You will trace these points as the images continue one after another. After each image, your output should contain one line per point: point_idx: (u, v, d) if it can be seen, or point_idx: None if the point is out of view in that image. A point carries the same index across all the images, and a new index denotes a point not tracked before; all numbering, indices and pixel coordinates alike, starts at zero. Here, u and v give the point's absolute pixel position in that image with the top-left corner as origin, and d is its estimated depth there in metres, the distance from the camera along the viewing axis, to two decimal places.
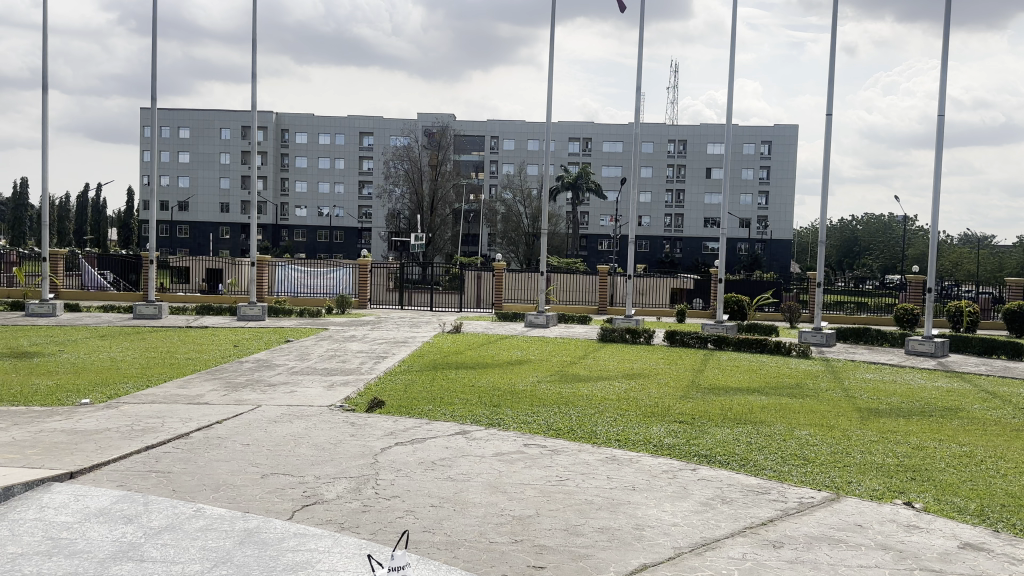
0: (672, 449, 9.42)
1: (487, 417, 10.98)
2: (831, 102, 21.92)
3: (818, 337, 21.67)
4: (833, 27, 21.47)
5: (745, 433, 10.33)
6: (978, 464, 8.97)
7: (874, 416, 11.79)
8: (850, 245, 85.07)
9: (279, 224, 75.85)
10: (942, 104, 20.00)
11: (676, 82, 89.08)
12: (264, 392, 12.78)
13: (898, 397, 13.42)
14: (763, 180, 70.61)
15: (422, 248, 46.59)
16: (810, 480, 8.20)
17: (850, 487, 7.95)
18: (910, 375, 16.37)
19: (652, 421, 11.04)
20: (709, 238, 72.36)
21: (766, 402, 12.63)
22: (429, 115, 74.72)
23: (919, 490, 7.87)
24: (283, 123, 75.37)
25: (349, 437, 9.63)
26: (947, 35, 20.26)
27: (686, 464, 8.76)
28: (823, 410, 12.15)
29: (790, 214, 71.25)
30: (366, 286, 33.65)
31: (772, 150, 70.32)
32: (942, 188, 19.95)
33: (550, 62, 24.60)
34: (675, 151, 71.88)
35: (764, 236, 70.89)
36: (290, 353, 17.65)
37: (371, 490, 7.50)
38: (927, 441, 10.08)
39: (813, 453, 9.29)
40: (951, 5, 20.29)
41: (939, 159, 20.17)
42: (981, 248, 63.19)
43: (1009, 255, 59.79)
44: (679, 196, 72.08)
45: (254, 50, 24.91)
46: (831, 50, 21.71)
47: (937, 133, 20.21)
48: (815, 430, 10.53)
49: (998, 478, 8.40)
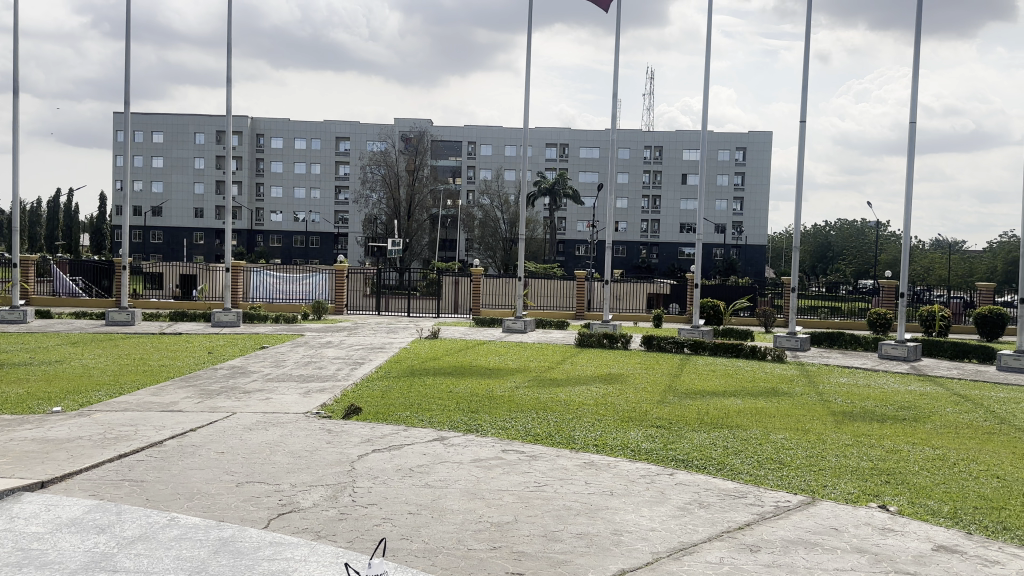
0: (650, 454, 9.45)
1: (465, 423, 10.96)
2: (805, 109, 22.17)
3: (793, 341, 21.90)
4: (807, 35, 21.79)
5: (722, 437, 10.41)
6: (951, 467, 9.10)
7: (847, 419, 11.93)
8: (823, 250, 86.14)
9: (254, 229, 75.54)
10: (914, 112, 20.40)
11: (652, 90, 89.94)
12: (238, 399, 12.64)
13: (872, 401, 13.60)
14: (737, 186, 71.39)
15: (400, 253, 46.37)
16: (786, 483, 8.28)
17: (826, 490, 8.04)
18: (884, 379, 16.56)
19: (630, 426, 11.09)
20: (685, 244, 72.91)
21: (742, 406, 12.73)
22: (406, 120, 74.39)
23: (894, 493, 7.97)
24: (258, 127, 74.90)
25: (326, 444, 9.56)
26: (918, 44, 20.65)
27: (664, 468, 8.80)
28: (798, 414, 12.27)
29: (765, 219, 71.99)
30: (342, 292, 33.40)
31: (746, 156, 71.26)
32: (913, 193, 20.32)
33: (527, 68, 24.71)
34: (651, 157, 72.46)
35: (739, 241, 71.49)
36: (266, 359, 17.49)
37: (348, 498, 7.45)
38: (901, 445, 10.21)
39: (789, 457, 9.39)
40: (920, 14, 20.70)
41: (911, 164, 20.54)
42: (951, 254, 64.26)
43: (979, 260, 60.84)
44: (655, 201, 72.63)
45: (232, 54, 24.69)
46: (805, 58, 21.97)
47: (909, 140, 20.58)
48: (791, 434, 10.63)
49: (971, 480, 8.52)
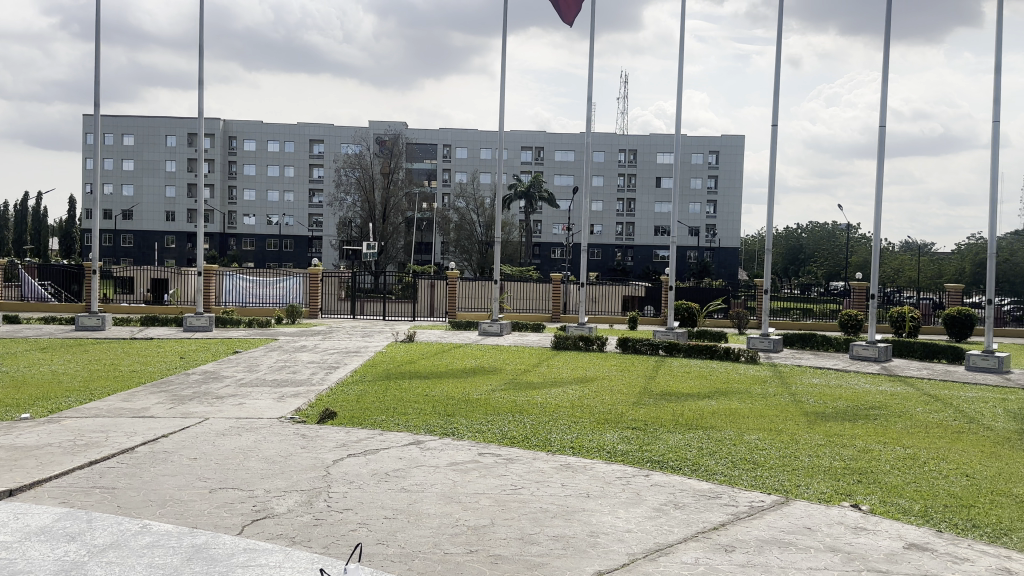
0: (626, 456, 9.49)
1: (441, 427, 10.93)
2: (777, 113, 22.43)
3: (766, 342, 22.14)
4: (779, 39, 22.07)
5: (696, 438, 10.49)
6: (922, 466, 9.25)
7: (820, 420, 12.09)
8: (794, 252, 87.21)
9: (226, 232, 74.81)
10: (884, 116, 20.73)
11: (627, 94, 90.48)
12: (212, 404, 12.49)
13: (843, 401, 13.79)
14: (711, 189, 72.06)
15: (374, 256, 46.15)
16: (760, 483, 8.37)
17: (799, 489, 8.14)
18: (855, 379, 16.81)
19: (606, 428, 11.13)
20: (660, 246, 73.36)
21: (716, 407, 12.83)
22: (380, 123, 73.84)
23: (865, 492, 8.09)
24: (231, 130, 74.18)
25: (301, 449, 9.48)
26: (887, 50, 21.00)
27: (639, 470, 8.85)
28: (771, 414, 12.40)
29: (737, 222, 72.78)
30: (316, 296, 33.14)
31: (719, 160, 71.96)
32: (883, 194, 20.64)
33: (502, 71, 24.72)
34: (625, 160, 72.88)
35: (713, 244, 72.08)
36: (240, 364, 17.29)
37: (323, 503, 7.39)
38: (873, 444, 10.37)
39: (763, 457, 9.49)
40: (889, 20, 21.05)
41: (881, 167, 20.86)
42: (920, 255, 65.30)
43: (947, 262, 61.92)
44: (630, 204, 73.04)
45: (205, 56, 24.41)
46: (776, 63, 22.26)
47: (879, 143, 20.91)
48: (765, 434, 10.75)
49: (941, 479, 8.67)
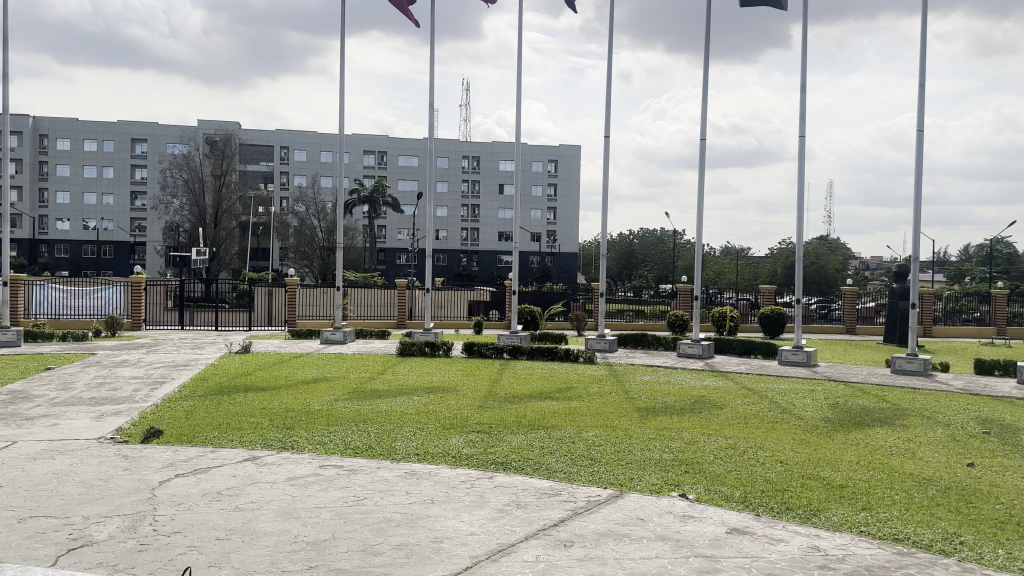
0: (471, 459, 9.59)
1: (280, 441, 10.50)
2: (609, 125, 23.51)
3: (603, 343, 23.12)
4: (611, 54, 23.15)
5: (538, 438, 10.77)
6: (741, 454, 10.04)
7: (651, 415, 12.81)
8: (628, 257, 91.84)
9: (35, 238, 68.11)
10: (704, 130, 22.29)
11: (469, 102, 91.48)
12: (18, 426, 11.28)
13: (671, 397, 14.71)
14: (551, 197, 74.43)
15: (206, 263, 43.61)
16: (597, 478, 8.74)
17: (633, 482, 8.57)
18: (682, 376, 17.95)
19: (450, 433, 11.16)
20: (503, 252, 74.78)
21: (557, 407, 13.23)
22: (211, 122, 69.75)
23: (692, 481, 8.66)
24: (39, 126, 67.63)
25: (123, 471, 8.78)
26: (706, 69, 22.59)
27: (483, 472, 8.97)
28: (607, 412, 12.97)
29: (576, 228, 75.60)
30: (141, 306, 30.80)
31: (558, 168, 74.45)
32: (705, 203, 22.12)
33: (342, 73, 24.17)
34: (468, 167, 73.62)
35: (553, 249, 74.42)
36: (52, 382, 15.74)
37: (149, 526, 6.88)
38: (697, 436, 11.13)
39: (600, 453, 9.91)
40: (706, 42, 22.67)
41: (702, 178, 22.39)
42: (739, 259, 70.91)
43: (761, 265, 67.65)
44: (473, 211, 73.90)
45: (7, 43, 22.03)
46: (608, 77, 23.35)
47: (701, 155, 22.45)
48: (602, 432, 11.23)
49: (758, 466, 9.46)
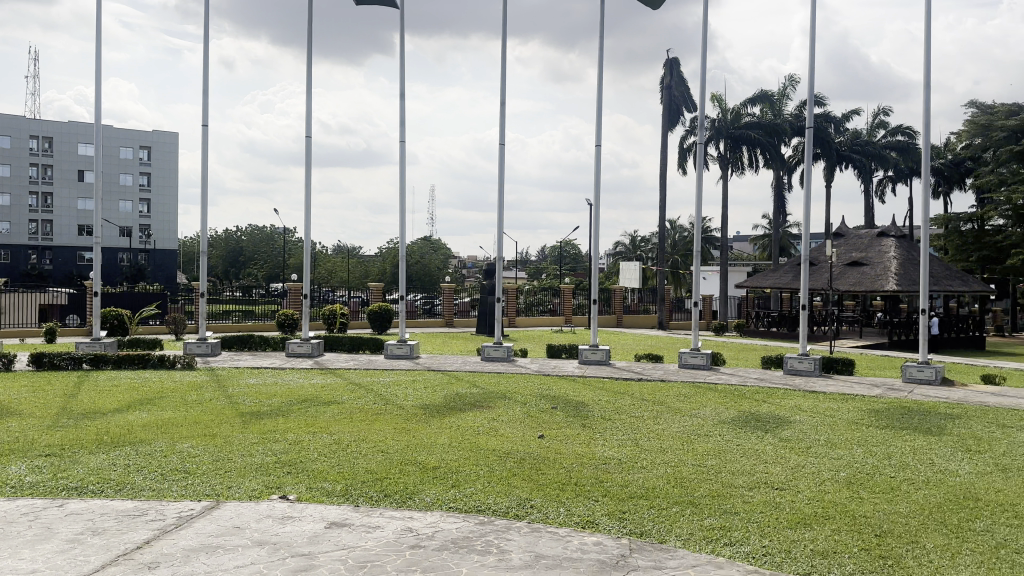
0: (33, 488, 8.17)
1: None
2: (209, 113, 21.96)
3: (204, 347, 21.66)
4: (209, 38, 21.63)
5: (122, 456, 9.61)
6: (345, 449, 10.21)
7: (255, 418, 12.32)
8: (235, 254, 87.48)
9: None
10: (310, 127, 22.11)
11: (36, 72, 78.09)
12: None
13: (277, 398, 14.35)
14: (144, 187, 67.40)
15: None
16: (191, 491, 8.12)
17: (230, 491, 8.15)
18: (291, 375, 17.66)
19: (7, 461, 9.37)
20: (84, 248, 65.53)
21: (148, 420, 11.97)
22: None
23: (294, 482, 8.54)
24: None
25: None
26: (312, 66, 22.42)
27: (49, 501, 7.71)
28: (207, 419, 12.13)
29: (175, 224, 69.62)
30: None
31: (151, 156, 67.68)
32: (312, 201, 21.98)
33: None
34: (36, 148, 62.85)
35: (148, 245, 67.47)
36: None
37: None
38: (303, 435, 11.01)
39: (195, 464, 9.20)
40: (312, 39, 22.51)
41: (309, 176, 22.20)
42: (349, 258, 72.36)
43: (371, 263, 70.01)
44: (43, 199, 63.40)
45: None
46: (206, 61, 21.78)
47: (306, 152, 22.22)
48: (199, 441, 10.46)
49: (360, 458, 9.70)
